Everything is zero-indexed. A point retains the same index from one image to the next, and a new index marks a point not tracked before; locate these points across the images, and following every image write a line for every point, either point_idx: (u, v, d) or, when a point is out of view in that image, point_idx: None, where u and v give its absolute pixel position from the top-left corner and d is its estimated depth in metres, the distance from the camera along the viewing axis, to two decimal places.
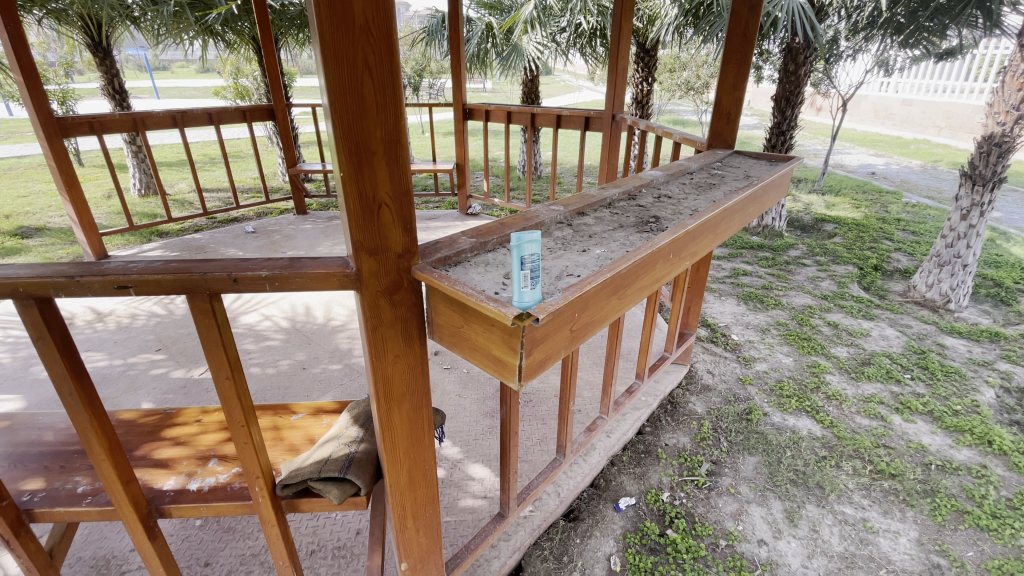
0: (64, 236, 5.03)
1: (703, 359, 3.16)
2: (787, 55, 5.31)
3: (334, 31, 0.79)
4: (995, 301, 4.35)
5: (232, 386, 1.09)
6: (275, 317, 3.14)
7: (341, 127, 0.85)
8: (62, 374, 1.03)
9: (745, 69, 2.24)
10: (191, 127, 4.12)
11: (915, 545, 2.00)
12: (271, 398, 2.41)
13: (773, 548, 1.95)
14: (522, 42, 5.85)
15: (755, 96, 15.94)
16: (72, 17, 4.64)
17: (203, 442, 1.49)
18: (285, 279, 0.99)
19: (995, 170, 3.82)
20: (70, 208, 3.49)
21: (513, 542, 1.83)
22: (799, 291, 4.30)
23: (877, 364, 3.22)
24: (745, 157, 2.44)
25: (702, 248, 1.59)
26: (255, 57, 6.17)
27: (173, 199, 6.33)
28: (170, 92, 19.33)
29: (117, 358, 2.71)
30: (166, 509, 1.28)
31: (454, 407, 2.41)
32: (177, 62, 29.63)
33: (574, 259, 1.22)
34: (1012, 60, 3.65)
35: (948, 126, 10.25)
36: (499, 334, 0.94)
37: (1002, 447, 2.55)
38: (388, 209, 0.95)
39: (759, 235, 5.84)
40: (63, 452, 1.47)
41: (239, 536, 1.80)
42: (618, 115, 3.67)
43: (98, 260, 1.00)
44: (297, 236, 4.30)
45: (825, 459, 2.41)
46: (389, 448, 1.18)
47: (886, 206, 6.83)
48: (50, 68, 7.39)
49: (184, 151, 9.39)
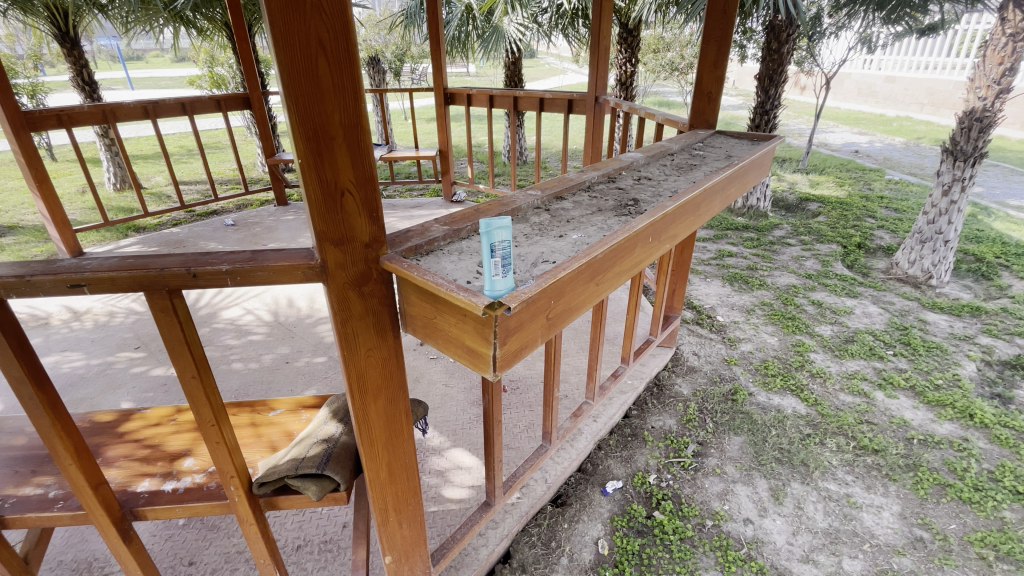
0: (38, 233, 4.89)
1: (689, 342, 3.17)
2: (770, 33, 5.25)
3: (283, 6, 0.74)
4: (976, 276, 4.42)
5: (200, 386, 1.06)
6: (258, 310, 3.08)
7: (296, 112, 0.81)
8: (21, 378, 0.98)
9: (726, 47, 2.19)
10: (165, 118, 3.97)
11: (898, 519, 2.03)
12: (254, 393, 2.37)
13: (758, 527, 1.97)
14: (503, 23, 5.72)
15: (740, 76, 15.93)
16: (37, 6, 4.41)
17: (178, 442, 1.45)
18: (247, 273, 0.95)
19: (977, 146, 3.83)
20: (43, 205, 3.38)
21: (501, 530, 1.82)
22: (784, 271, 4.32)
23: (861, 342, 3.26)
24: (727, 137, 2.42)
25: (683, 230, 1.57)
26: (228, 45, 5.96)
27: (150, 192, 6.18)
28: (141, 82, 18.68)
29: (94, 357, 2.65)
30: (141, 511, 1.25)
31: (441, 397, 2.39)
32: (152, 51, 28.78)
33: (551, 245, 1.19)
34: (993, 35, 3.66)
35: (931, 102, 10.33)
36: (472, 324, 0.91)
37: (983, 420, 2.60)
38: (352, 197, 0.91)
39: (744, 216, 5.86)
40: (32, 456, 1.42)
41: (224, 534, 1.77)
42: (602, 97, 3.61)
43: (50, 258, 0.95)
44: (279, 228, 4.21)
45: (809, 437, 2.43)
46: (367, 443, 1.16)
47: (869, 184, 6.89)
48: (18, 60, 7.11)
49: (160, 142, 9.16)
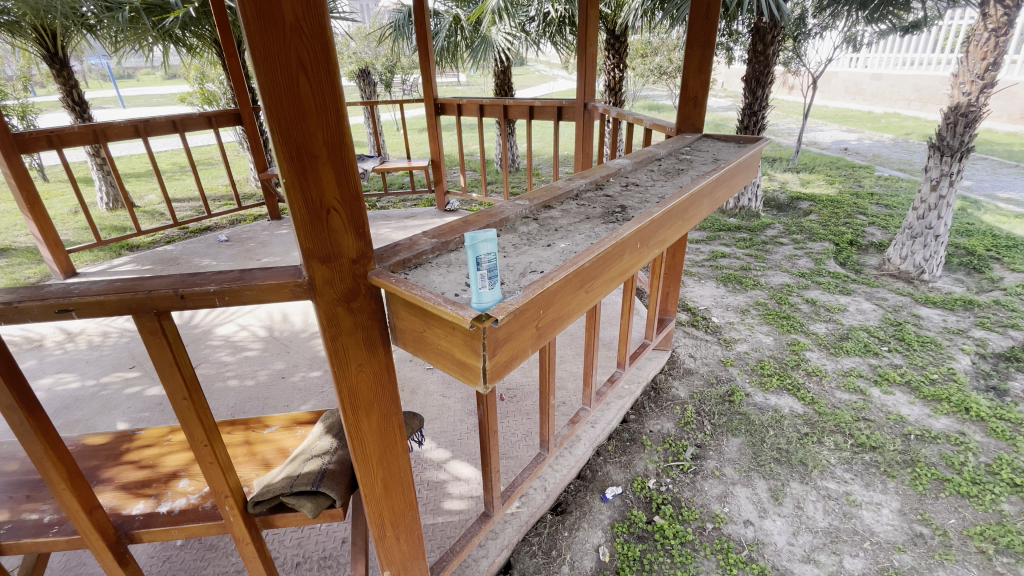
0: (30, 255, 4.88)
1: (685, 344, 3.17)
2: (755, 35, 5.31)
3: (263, 28, 0.75)
4: (968, 270, 4.45)
5: (191, 408, 1.06)
6: (252, 326, 3.08)
7: (279, 133, 0.82)
8: (11, 405, 0.98)
9: (709, 52, 2.21)
10: (156, 136, 3.98)
11: (898, 515, 2.04)
12: (251, 409, 2.36)
13: (759, 528, 1.97)
14: (491, 33, 5.78)
15: (729, 77, 16.08)
16: (26, 28, 4.43)
17: (172, 462, 1.45)
18: (235, 293, 0.96)
19: (964, 140, 3.87)
20: (35, 227, 3.39)
21: (500, 540, 1.81)
22: (777, 270, 4.34)
23: (855, 339, 3.27)
24: (715, 140, 2.44)
25: (671, 236, 1.58)
26: (218, 61, 5.96)
27: (143, 211, 6.17)
28: (133, 101, 18.69)
29: (89, 379, 2.63)
30: (136, 534, 1.24)
31: (438, 408, 2.38)
32: (141, 68, 28.82)
33: (539, 254, 1.20)
34: (975, 30, 3.71)
35: (917, 98, 10.45)
36: (461, 337, 0.91)
37: (978, 414, 2.61)
38: (337, 214, 0.91)
39: (736, 216, 5.88)
40: (25, 481, 1.40)
41: (222, 554, 1.76)
42: (590, 104, 3.63)
43: (38, 283, 0.95)
44: (272, 242, 4.21)
45: (808, 436, 2.44)
46: (361, 459, 1.15)
47: (859, 181, 6.94)
48: (8, 82, 7.11)
49: (152, 161, 9.18)
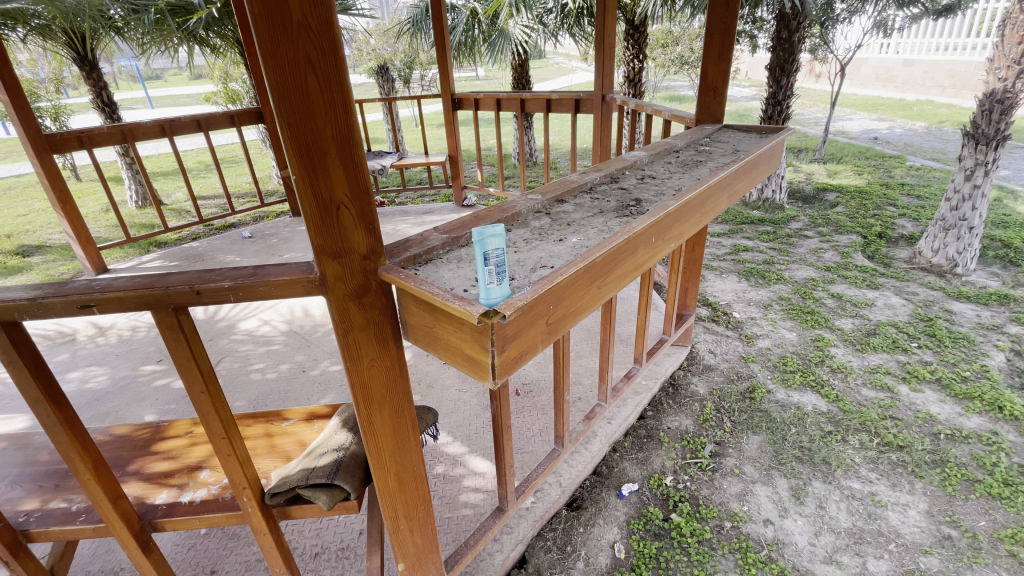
0: (64, 252, 5.06)
1: (705, 340, 3.11)
2: (780, 22, 5.10)
3: (271, 27, 0.75)
4: (1004, 263, 4.26)
5: (208, 400, 1.08)
6: (274, 321, 3.13)
7: (289, 130, 0.82)
8: (38, 398, 1.01)
9: (730, 42, 2.14)
10: (182, 134, 4.06)
11: (926, 517, 1.97)
12: (272, 402, 2.41)
13: (779, 527, 1.93)
14: (508, 26, 5.65)
15: (753, 66, 15.74)
16: (56, 31, 4.59)
17: (194, 454, 1.48)
18: (249, 288, 0.97)
19: (999, 128, 3.71)
20: (66, 224, 3.51)
21: (515, 535, 1.81)
22: (802, 264, 4.22)
23: (883, 335, 3.17)
24: (735, 131, 2.39)
25: (688, 229, 1.54)
26: (241, 60, 6.06)
27: (170, 208, 6.35)
28: (162, 102, 19.19)
29: (118, 372, 2.72)
30: (159, 523, 1.28)
31: (454, 403, 2.40)
32: (168, 69, 29.55)
33: (551, 249, 1.19)
34: (1012, 13, 3.53)
35: (951, 85, 10.07)
36: (470, 333, 0.91)
37: (1013, 413, 2.50)
38: (347, 210, 0.92)
39: (759, 209, 5.75)
40: (56, 470, 1.45)
41: (243, 543, 1.81)
42: (608, 96, 3.55)
43: (63, 278, 0.99)
44: (294, 238, 4.26)
45: (831, 434, 2.37)
46: (374, 452, 1.17)
47: (890, 171, 6.71)
48: (42, 85, 7.36)
49: (178, 159, 9.42)
